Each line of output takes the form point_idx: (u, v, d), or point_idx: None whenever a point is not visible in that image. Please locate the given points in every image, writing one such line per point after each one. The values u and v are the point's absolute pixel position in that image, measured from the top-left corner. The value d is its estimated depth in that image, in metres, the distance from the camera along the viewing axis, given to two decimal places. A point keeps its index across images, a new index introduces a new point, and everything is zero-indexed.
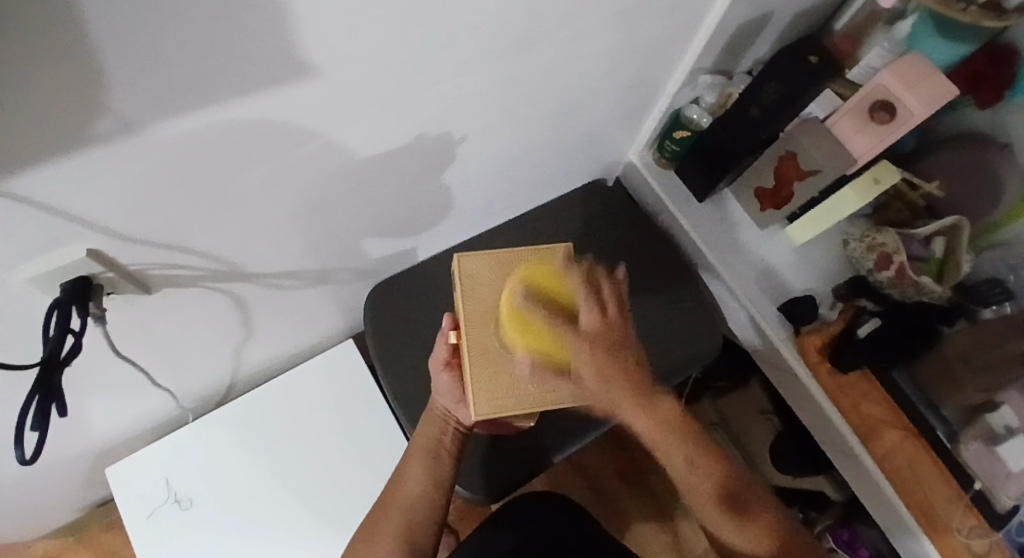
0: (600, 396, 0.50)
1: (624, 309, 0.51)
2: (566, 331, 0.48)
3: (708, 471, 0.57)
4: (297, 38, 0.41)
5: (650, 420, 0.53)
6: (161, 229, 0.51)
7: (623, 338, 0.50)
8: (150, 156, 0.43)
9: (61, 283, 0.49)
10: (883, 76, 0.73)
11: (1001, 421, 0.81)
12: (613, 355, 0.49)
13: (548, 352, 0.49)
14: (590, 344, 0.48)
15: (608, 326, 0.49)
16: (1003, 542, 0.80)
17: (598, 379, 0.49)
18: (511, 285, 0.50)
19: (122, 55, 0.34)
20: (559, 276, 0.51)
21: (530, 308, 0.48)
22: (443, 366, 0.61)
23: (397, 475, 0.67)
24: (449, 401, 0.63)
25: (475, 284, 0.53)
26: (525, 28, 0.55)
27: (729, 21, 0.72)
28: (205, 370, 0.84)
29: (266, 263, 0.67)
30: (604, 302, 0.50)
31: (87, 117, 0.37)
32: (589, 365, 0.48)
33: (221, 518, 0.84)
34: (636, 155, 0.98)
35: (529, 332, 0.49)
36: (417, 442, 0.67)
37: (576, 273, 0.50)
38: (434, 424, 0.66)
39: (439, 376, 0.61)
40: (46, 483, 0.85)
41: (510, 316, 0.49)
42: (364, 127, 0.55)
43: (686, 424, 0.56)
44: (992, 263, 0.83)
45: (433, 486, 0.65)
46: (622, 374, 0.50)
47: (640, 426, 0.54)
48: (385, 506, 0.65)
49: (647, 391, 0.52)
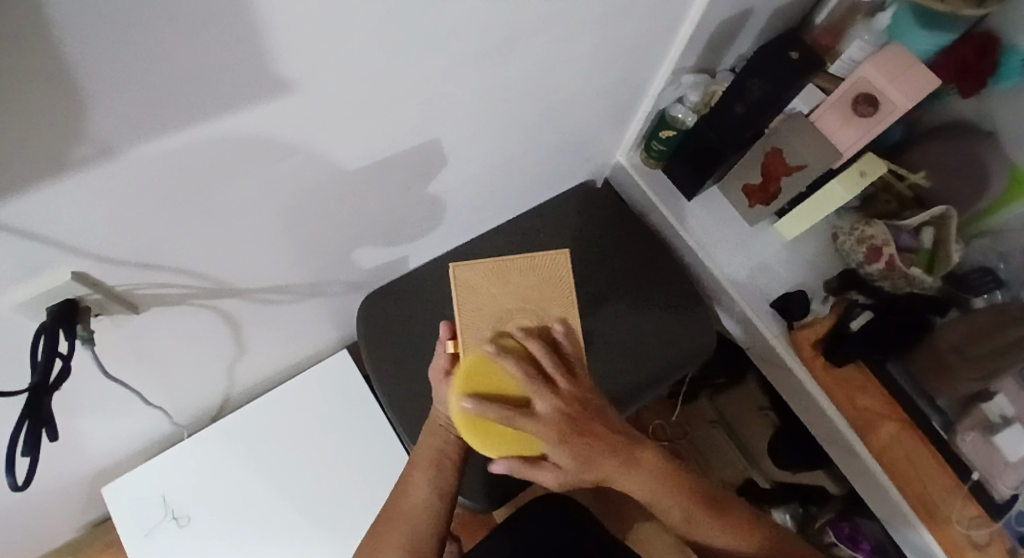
0: (580, 472, 0.54)
1: (575, 373, 0.54)
2: (527, 423, 0.52)
3: (705, 505, 0.59)
4: (275, 55, 0.41)
5: (634, 476, 0.56)
6: (146, 250, 0.52)
7: (586, 408, 0.54)
8: (132, 179, 0.43)
9: (46, 307, 0.49)
10: (865, 69, 0.73)
11: (996, 409, 0.83)
12: (579, 434, 0.53)
13: (514, 448, 0.57)
14: (554, 434, 0.52)
15: (565, 404, 0.52)
16: (1003, 531, 0.80)
17: (571, 463, 0.53)
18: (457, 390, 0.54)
19: (96, 82, 0.34)
20: (496, 369, 0.54)
21: (482, 411, 0.52)
22: (441, 377, 0.60)
23: (399, 487, 0.66)
24: (450, 410, 0.63)
25: (473, 291, 0.56)
26: (505, 36, 0.55)
27: (710, 20, 0.72)
28: (199, 387, 0.84)
29: (255, 279, 0.67)
30: (556, 384, 0.53)
31: (65, 143, 0.37)
32: (557, 450, 0.52)
33: (221, 534, 0.84)
34: (623, 157, 0.98)
35: (488, 432, 0.56)
36: (421, 452, 0.67)
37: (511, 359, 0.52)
38: (437, 433, 0.68)
39: (439, 386, 0.61)
40: (43, 505, 0.85)
41: (466, 425, 0.56)
42: (346, 140, 0.56)
43: (664, 462, 0.58)
44: (982, 252, 0.84)
45: (436, 496, 0.65)
46: (592, 445, 0.53)
47: (624, 480, 0.56)
48: (387, 518, 0.64)
49: (622, 448, 0.55)
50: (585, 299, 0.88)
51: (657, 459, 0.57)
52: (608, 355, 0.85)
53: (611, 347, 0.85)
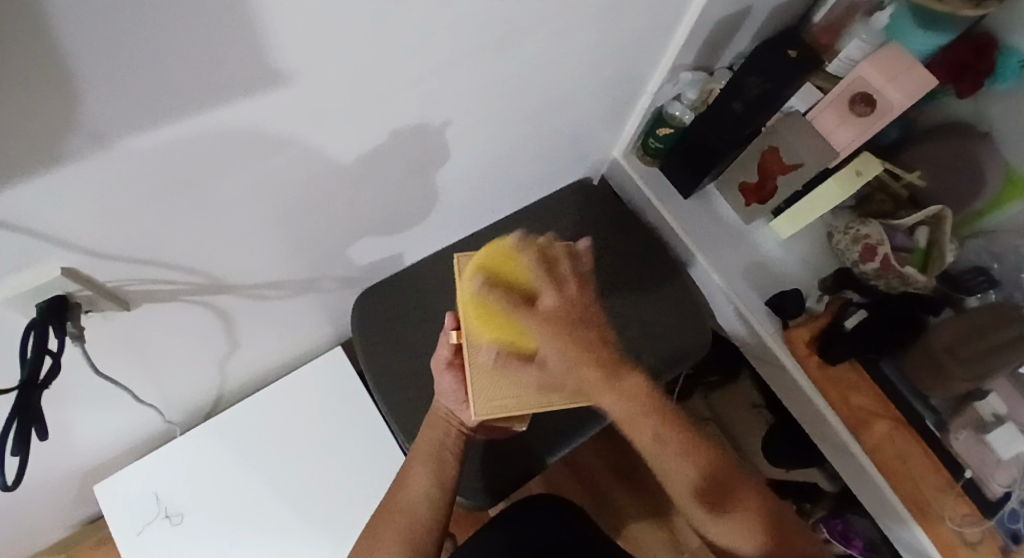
0: (568, 379, 0.49)
1: (584, 286, 0.51)
2: (528, 314, 0.48)
3: (694, 459, 0.56)
4: (270, 48, 0.40)
5: (622, 403, 0.51)
6: (138, 245, 0.51)
7: (591, 317, 0.50)
8: (123, 173, 0.43)
9: (36, 303, 0.49)
10: (863, 68, 0.73)
11: (989, 409, 0.84)
12: (578, 336, 0.48)
13: (513, 341, 0.50)
14: (554, 329, 0.47)
15: (572, 305, 0.49)
16: (996, 530, 0.80)
17: (563, 364, 0.48)
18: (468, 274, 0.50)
19: (87, 73, 0.33)
20: (514, 258, 0.50)
21: (488, 294, 0.48)
22: (445, 367, 0.62)
23: (398, 481, 0.66)
24: (450, 402, 0.65)
25: None
26: (503, 30, 0.55)
27: (709, 17, 0.71)
28: (192, 383, 0.83)
29: (249, 274, 0.67)
30: (565, 284, 0.50)
31: (54, 137, 0.36)
32: (554, 346, 0.47)
33: (214, 532, 0.83)
34: (620, 153, 0.97)
35: (490, 321, 0.50)
36: (420, 443, 0.67)
37: (530, 256, 0.50)
38: (437, 425, 0.68)
39: (442, 378, 0.63)
40: (33, 504, 0.84)
41: (472, 304, 0.50)
42: (342, 134, 0.55)
43: (656, 397, 0.54)
44: (975, 252, 0.84)
45: (434, 488, 0.64)
46: (588, 355, 0.48)
47: (607, 401, 0.51)
48: (386, 511, 0.64)
49: (615, 367, 0.50)
50: None
51: (651, 395, 0.53)
52: None
53: None
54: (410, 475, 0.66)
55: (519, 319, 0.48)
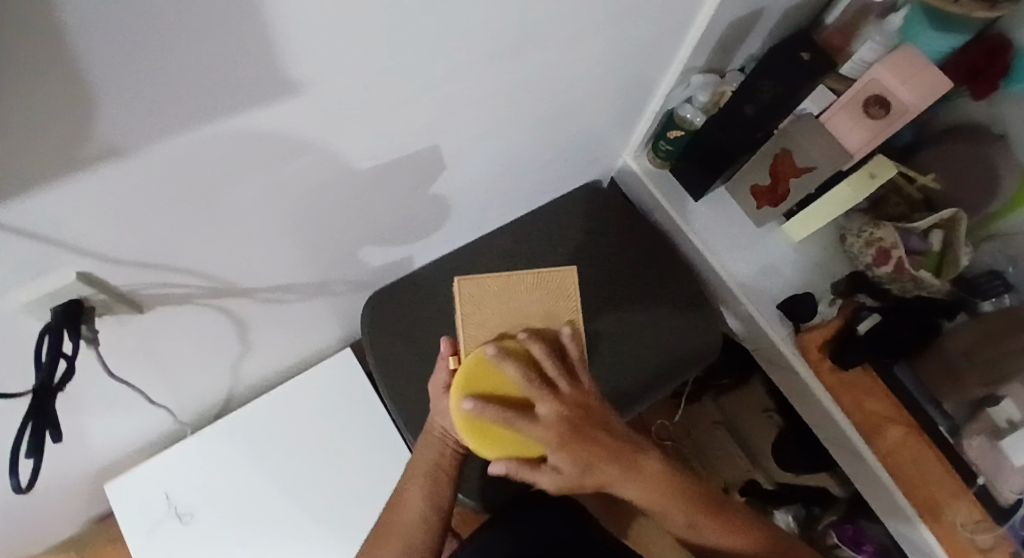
0: (578, 477, 0.52)
1: (575, 376, 0.52)
2: (527, 426, 0.50)
3: (711, 517, 0.60)
4: (284, 56, 0.40)
5: (636, 484, 0.55)
6: (152, 250, 0.51)
7: (590, 412, 0.53)
8: (138, 179, 0.43)
9: (50, 309, 0.49)
10: (877, 70, 0.73)
11: (1003, 414, 0.81)
12: (579, 440, 0.51)
13: (515, 450, 0.52)
14: (557, 438, 0.51)
15: (568, 408, 0.51)
16: (1009, 536, 0.79)
17: (573, 471, 0.52)
18: (455, 395, 0.52)
19: (105, 83, 0.33)
20: (499, 369, 0.51)
21: (483, 412, 0.50)
22: (444, 390, 0.61)
23: (395, 502, 0.66)
24: (448, 422, 0.64)
25: (472, 314, 0.53)
26: (515, 35, 0.54)
27: (722, 20, 0.71)
28: (202, 385, 0.84)
29: (260, 278, 0.67)
30: (558, 389, 0.51)
31: (71, 147, 0.36)
32: (559, 454, 0.51)
33: (224, 532, 0.84)
34: (630, 156, 0.97)
35: (489, 437, 0.52)
36: (416, 463, 0.66)
37: (511, 365, 0.49)
38: (432, 445, 0.66)
39: (441, 400, 0.61)
40: (46, 503, 0.85)
41: (465, 425, 0.52)
42: (354, 139, 0.55)
43: (665, 469, 0.57)
44: (990, 256, 0.83)
45: (430, 508, 0.64)
46: (594, 453, 0.52)
47: (625, 487, 0.55)
48: (384, 530, 0.64)
49: (624, 453, 0.54)
50: (591, 300, 0.87)
51: (660, 469, 0.57)
52: (613, 356, 0.84)
53: (616, 348, 0.85)
54: (407, 493, 0.65)
55: (518, 427, 0.50)
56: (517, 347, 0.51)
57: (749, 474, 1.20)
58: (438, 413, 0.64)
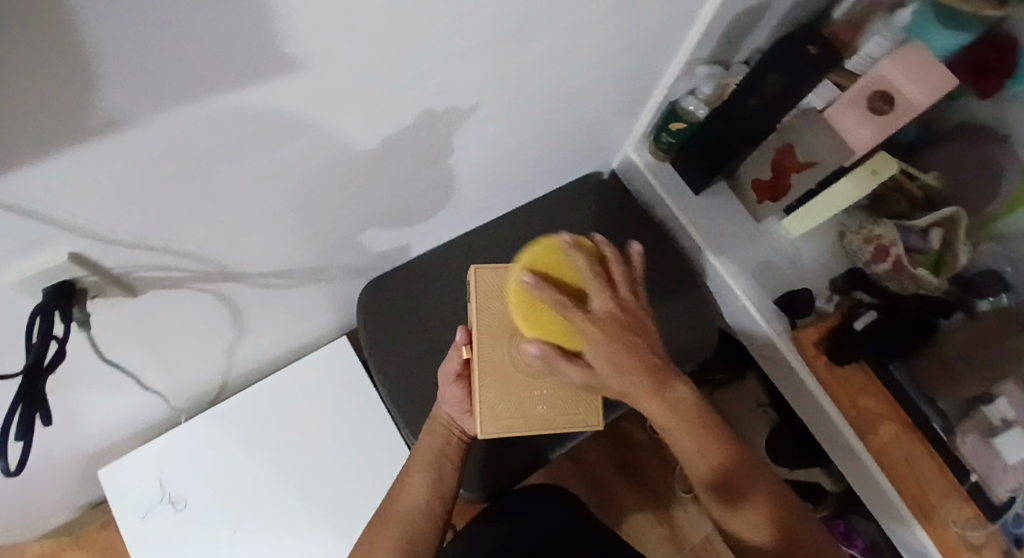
0: (608, 379, 0.51)
1: (637, 293, 0.53)
2: (578, 315, 0.50)
3: (720, 455, 0.56)
4: (284, 31, 0.39)
5: (662, 409, 0.53)
6: (147, 231, 0.50)
7: (641, 324, 0.52)
8: (134, 157, 0.42)
9: (41, 288, 0.48)
10: (884, 65, 0.71)
11: (997, 413, 0.82)
12: (623, 340, 0.50)
13: (557, 337, 0.51)
14: (603, 332, 0.50)
15: (621, 310, 0.51)
16: (1000, 533, 0.80)
17: (607, 368, 0.50)
18: (518, 265, 0.52)
19: (101, 56, 0.32)
20: (565, 260, 0.52)
21: (538, 289, 0.49)
22: (452, 379, 0.62)
23: (396, 487, 0.65)
24: (454, 410, 0.64)
25: (496, 296, 0.54)
26: (519, 18, 0.54)
27: (728, 10, 0.70)
28: (197, 371, 0.83)
29: (258, 263, 0.66)
30: (617, 290, 0.52)
31: (65, 123, 0.35)
32: (600, 348, 0.50)
33: (216, 518, 0.83)
34: (633, 149, 0.97)
35: (538, 317, 0.51)
36: (420, 450, 0.67)
37: (581, 257, 0.52)
38: (436, 433, 0.67)
39: (449, 389, 0.63)
40: (37, 487, 0.84)
41: (516, 296, 0.51)
42: (354, 121, 0.54)
43: (700, 408, 0.56)
44: (990, 256, 0.83)
45: (432, 494, 0.64)
46: (632, 358, 0.51)
47: (651, 407, 0.53)
48: (385, 513, 0.64)
49: (660, 373, 0.52)
50: None
51: (686, 398, 0.54)
52: None
53: None
54: (410, 479, 0.65)
55: (572, 320, 0.50)
56: (590, 249, 0.53)
57: None
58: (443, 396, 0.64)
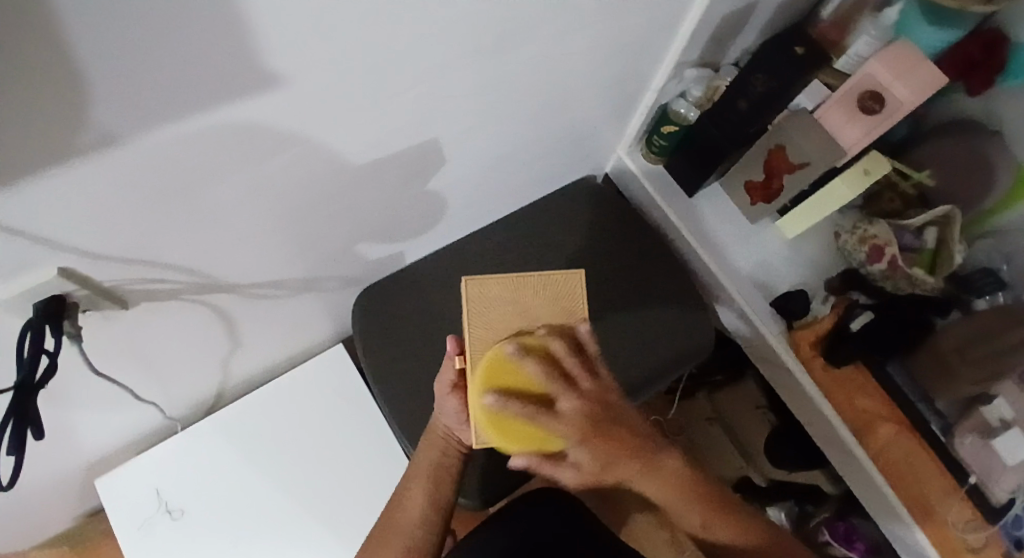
0: (598, 472, 0.52)
1: (600, 374, 0.51)
2: (550, 422, 0.49)
3: (718, 508, 0.59)
4: (262, 47, 0.39)
5: (652, 478, 0.55)
6: (134, 246, 0.50)
7: (611, 409, 0.52)
8: (117, 175, 0.42)
9: (31, 304, 0.48)
10: (870, 65, 0.72)
11: (995, 413, 0.82)
12: (601, 432, 0.50)
13: (538, 445, 0.50)
14: (580, 432, 0.49)
15: (591, 402, 0.50)
16: (1001, 536, 0.79)
17: (593, 464, 0.51)
18: (475, 388, 0.48)
19: (82, 76, 0.32)
20: (518, 367, 0.48)
21: (505, 408, 0.47)
22: (449, 389, 0.60)
23: (396, 499, 0.65)
24: (451, 422, 0.63)
25: (478, 314, 0.50)
26: (502, 28, 0.54)
27: (716, 12, 0.70)
28: (192, 381, 0.83)
29: (249, 274, 0.67)
30: (581, 383, 0.50)
31: (43, 145, 0.36)
32: (581, 450, 0.50)
33: (212, 528, 0.83)
34: (624, 151, 0.96)
35: (508, 431, 0.49)
36: (418, 463, 0.66)
37: (533, 364, 0.48)
38: (434, 444, 0.66)
39: (445, 399, 0.60)
40: (36, 499, 0.85)
41: (484, 420, 0.49)
42: (339, 135, 0.54)
43: (683, 465, 0.57)
44: (984, 252, 0.83)
45: (429, 504, 0.64)
46: (614, 447, 0.51)
47: (642, 480, 0.55)
48: (383, 522, 0.64)
49: (644, 451, 0.54)
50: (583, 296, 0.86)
51: (675, 463, 0.56)
52: (606, 355, 0.84)
53: (609, 347, 0.84)
54: (408, 489, 0.65)
55: (544, 428, 0.49)
56: (540, 346, 0.49)
57: (743, 471, 1.18)
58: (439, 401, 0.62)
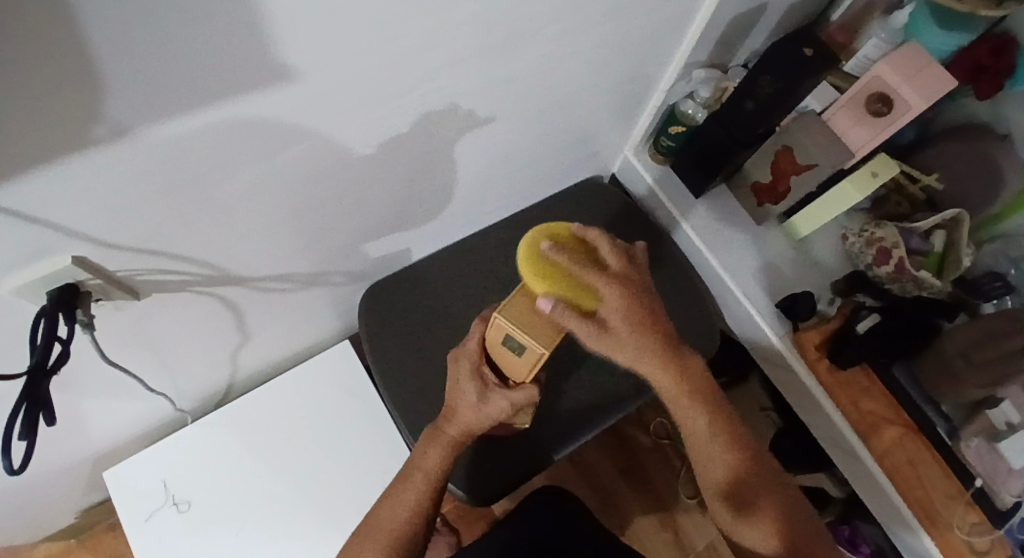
0: (624, 340, 0.54)
1: (636, 269, 0.56)
2: (592, 272, 0.51)
3: (727, 444, 0.62)
4: (277, 42, 0.40)
5: (674, 378, 0.59)
6: (147, 237, 0.51)
7: (642, 286, 0.55)
8: (132, 166, 0.43)
9: (45, 292, 0.49)
10: (877, 68, 0.72)
11: (1002, 417, 0.81)
12: (636, 302, 0.53)
13: (570, 295, 0.50)
14: (620, 287, 0.52)
15: (629, 275, 0.54)
16: (1005, 539, 0.79)
17: (624, 324, 0.53)
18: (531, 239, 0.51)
19: (104, 64, 0.33)
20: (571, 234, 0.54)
21: (560, 258, 0.50)
22: (508, 409, 0.57)
23: (384, 496, 0.66)
24: (475, 424, 0.60)
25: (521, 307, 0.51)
26: (515, 26, 0.54)
27: (725, 13, 0.70)
28: (202, 373, 0.84)
29: (258, 267, 0.67)
30: (625, 260, 0.55)
31: (62, 134, 0.36)
32: (617, 306, 0.52)
33: (215, 521, 0.84)
34: (631, 151, 0.97)
35: (547, 275, 0.49)
36: (421, 461, 0.64)
37: (590, 233, 0.54)
38: (439, 443, 0.63)
39: (492, 408, 0.57)
40: (45, 489, 0.86)
41: (533, 262, 0.49)
42: (352, 129, 0.55)
43: (705, 384, 0.63)
44: (993, 257, 0.84)
45: (425, 512, 0.65)
46: (644, 318, 0.54)
47: (659, 378, 0.59)
48: (379, 538, 0.63)
49: (671, 347, 0.58)
50: None
51: (699, 378, 0.62)
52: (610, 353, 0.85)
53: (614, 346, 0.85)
54: (405, 498, 0.64)
55: (586, 279, 0.51)
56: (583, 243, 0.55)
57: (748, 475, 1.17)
58: (466, 407, 0.58)
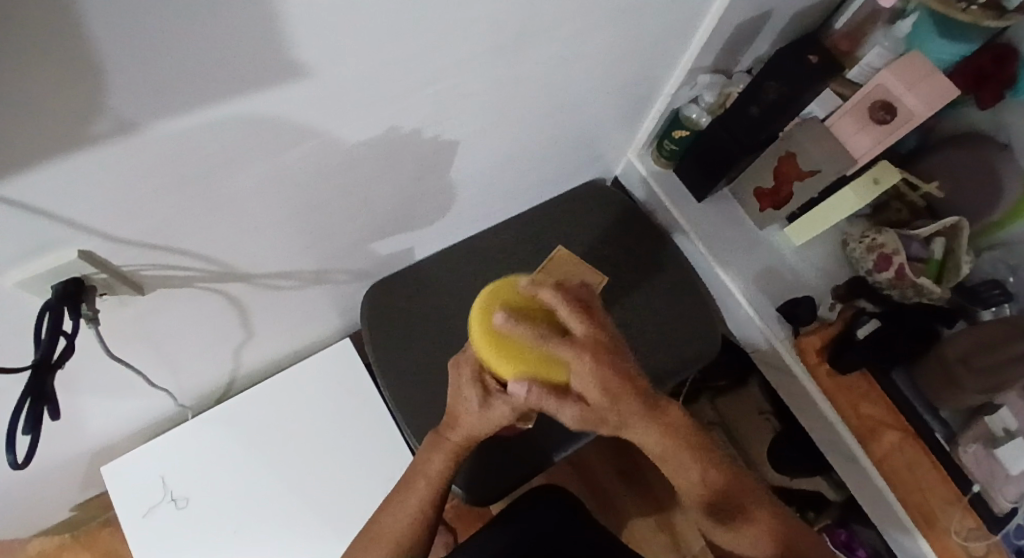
0: (601, 407, 0.50)
1: (596, 321, 0.49)
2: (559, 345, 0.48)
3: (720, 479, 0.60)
4: (290, 37, 0.40)
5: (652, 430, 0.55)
6: (154, 231, 0.51)
7: (607, 351, 0.49)
8: (141, 160, 0.43)
9: (50, 285, 0.49)
10: (882, 74, 0.72)
11: (1000, 423, 0.83)
12: (611, 368, 0.49)
13: (540, 371, 0.49)
14: (590, 360, 0.48)
15: (597, 336, 0.49)
16: (1003, 545, 0.79)
17: (602, 397, 0.49)
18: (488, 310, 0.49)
19: (117, 57, 0.33)
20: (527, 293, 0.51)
21: (514, 329, 0.48)
22: (510, 413, 0.56)
23: (387, 502, 0.66)
24: (476, 429, 0.60)
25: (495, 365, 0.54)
26: (523, 27, 0.54)
27: (732, 18, 0.71)
28: (204, 371, 0.84)
29: (263, 264, 0.67)
30: (591, 317, 0.49)
31: (71, 125, 0.36)
32: (590, 377, 0.48)
33: (213, 518, 0.83)
34: (634, 154, 0.97)
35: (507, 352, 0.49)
36: (425, 468, 0.64)
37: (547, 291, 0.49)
38: (441, 450, 0.64)
39: (493, 411, 0.56)
40: (42, 484, 0.85)
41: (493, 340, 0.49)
42: (361, 127, 0.55)
43: (682, 421, 0.58)
44: (991, 264, 0.86)
45: (428, 517, 0.65)
46: (620, 378, 0.49)
47: (640, 432, 0.55)
48: (383, 547, 0.63)
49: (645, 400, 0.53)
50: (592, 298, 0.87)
51: (678, 417, 0.57)
52: None
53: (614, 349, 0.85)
54: (407, 505, 0.64)
55: (552, 350, 0.48)
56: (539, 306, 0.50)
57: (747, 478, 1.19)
58: (467, 413, 0.58)
